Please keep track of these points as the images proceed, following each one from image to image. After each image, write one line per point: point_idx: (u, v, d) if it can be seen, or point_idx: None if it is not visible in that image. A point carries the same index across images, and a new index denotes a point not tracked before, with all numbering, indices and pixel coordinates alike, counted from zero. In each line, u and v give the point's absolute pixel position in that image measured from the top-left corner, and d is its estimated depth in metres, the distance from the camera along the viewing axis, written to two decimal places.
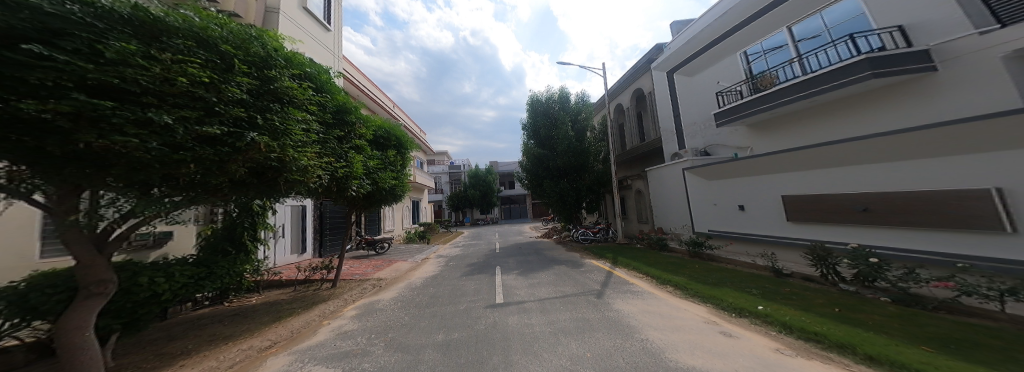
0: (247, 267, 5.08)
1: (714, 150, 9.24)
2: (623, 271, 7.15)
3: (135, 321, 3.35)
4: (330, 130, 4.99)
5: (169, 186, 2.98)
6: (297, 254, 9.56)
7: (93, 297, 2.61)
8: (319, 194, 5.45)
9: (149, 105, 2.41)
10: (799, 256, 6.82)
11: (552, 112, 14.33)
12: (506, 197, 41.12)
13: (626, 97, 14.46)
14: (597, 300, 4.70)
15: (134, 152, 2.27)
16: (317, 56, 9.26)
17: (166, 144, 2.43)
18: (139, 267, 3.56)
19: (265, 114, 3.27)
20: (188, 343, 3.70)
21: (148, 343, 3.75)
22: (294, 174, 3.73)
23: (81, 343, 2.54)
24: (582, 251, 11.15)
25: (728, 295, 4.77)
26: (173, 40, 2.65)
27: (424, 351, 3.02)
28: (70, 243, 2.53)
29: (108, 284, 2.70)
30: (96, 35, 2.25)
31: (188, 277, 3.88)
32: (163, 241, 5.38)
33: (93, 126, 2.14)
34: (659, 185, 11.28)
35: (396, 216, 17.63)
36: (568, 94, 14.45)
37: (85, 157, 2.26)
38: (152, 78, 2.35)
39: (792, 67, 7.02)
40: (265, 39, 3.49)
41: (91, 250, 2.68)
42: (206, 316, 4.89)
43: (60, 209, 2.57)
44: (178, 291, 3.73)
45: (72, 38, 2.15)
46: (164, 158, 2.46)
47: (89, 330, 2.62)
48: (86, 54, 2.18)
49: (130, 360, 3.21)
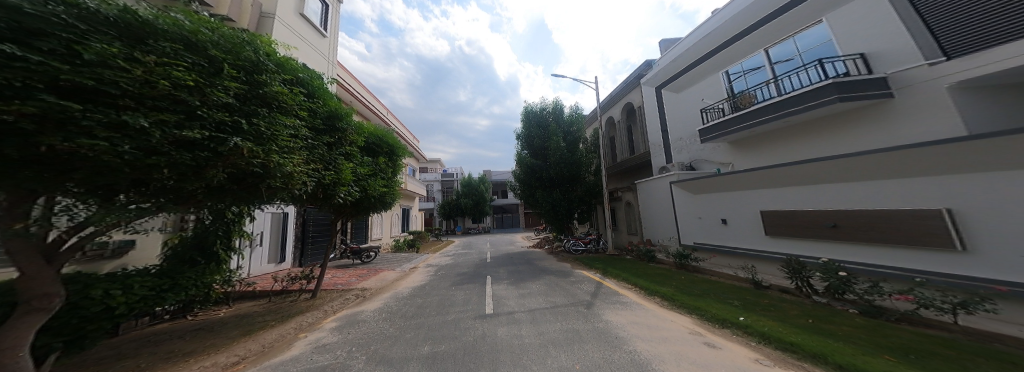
0: (217, 277, 4.85)
1: (699, 165, 9.47)
2: (612, 282, 7.16)
3: (81, 337, 3.10)
4: (319, 136, 4.86)
5: (136, 192, 2.85)
6: (275, 263, 9.22)
7: (33, 312, 2.42)
8: (303, 201, 5.30)
9: (126, 107, 2.32)
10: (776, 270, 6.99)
11: (544, 122, 14.50)
12: (498, 206, 41.04)
13: (617, 111, 14.76)
14: (585, 310, 4.67)
15: (102, 156, 2.16)
16: (312, 62, 9.19)
17: (142, 148, 2.35)
18: (92, 279, 3.36)
19: (251, 118, 3.18)
20: (142, 361, 3.45)
21: (98, 360, 3.50)
22: (277, 180, 3.59)
23: (14, 365, 2.32)
24: (571, 261, 11.11)
25: (712, 306, 4.85)
26: (160, 42, 2.59)
27: (407, 364, 2.92)
28: (14, 254, 2.37)
29: (54, 298, 2.52)
30: (77, 36, 2.19)
31: (147, 289, 3.70)
32: (122, 252, 5.10)
33: (60, 128, 2.04)
34: (647, 198, 11.43)
35: (385, 224, 17.25)
36: (560, 106, 14.68)
37: (45, 161, 2.13)
38: (132, 80, 2.28)
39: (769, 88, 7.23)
40: (258, 44, 3.45)
41: (39, 262, 2.52)
42: (164, 331, 4.59)
43: (8, 216, 2.41)
44: (135, 304, 3.54)
45: (48, 38, 2.09)
46: (136, 163, 2.35)
47: (25, 350, 2.42)
48: (63, 54, 2.12)
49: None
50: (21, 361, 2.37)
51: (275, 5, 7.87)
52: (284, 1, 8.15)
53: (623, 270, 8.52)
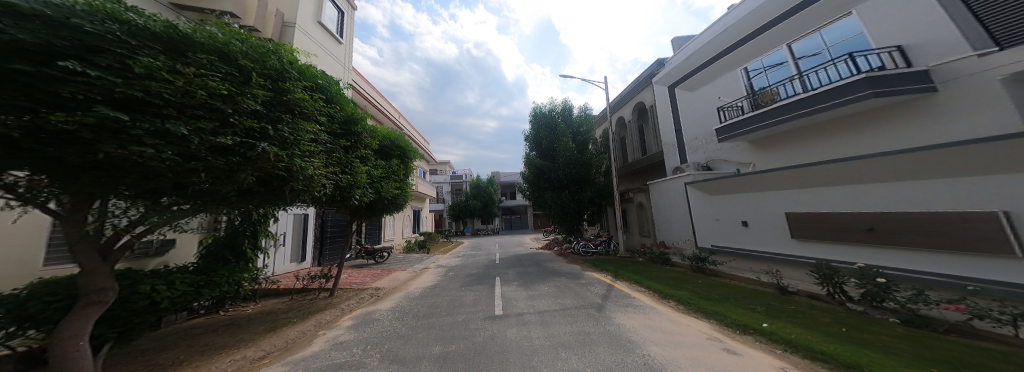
0: (246, 275, 5.05)
1: (716, 165, 9.23)
2: (625, 284, 7.03)
3: (130, 329, 3.29)
4: (336, 141, 4.98)
5: (178, 195, 2.96)
6: (296, 262, 9.52)
7: (90, 305, 2.61)
8: (322, 203, 5.44)
9: (169, 116, 2.46)
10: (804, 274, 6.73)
11: (554, 123, 14.44)
12: (506, 207, 41.06)
13: (627, 111, 14.53)
14: (596, 313, 4.61)
15: (149, 162, 2.29)
16: (330, 68, 9.48)
17: (181, 154, 2.47)
18: (140, 275, 3.61)
19: (277, 124, 3.30)
20: (180, 353, 3.64)
21: (140, 352, 3.69)
22: (299, 183, 3.69)
23: (75, 353, 2.49)
24: (581, 263, 10.98)
25: (733, 311, 4.67)
26: (197, 55, 2.76)
27: (419, 363, 2.96)
28: (77, 252, 2.59)
29: (108, 292, 2.72)
30: (128, 51, 2.38)
31: (187, 285, 3.89)
32: (164, 250, 5.41)
33: (114, 136, 2.17)
34: (660, 199, 11.20)
35: (397, 225, 17.53)
36: (570, 106, 14.59)
37: (103, 166, 2.27)
38: (174, 91, 2.43)
39: (794, 84, 7.05)
40: (282, 53, 3.60)
41: (96, 259, 2.73)
42: (200, 325, 4.84)
43: (72, 216, 2.62)
44: (176, 299, 3.74)
45: (106, 54, 2.27)
46: (178, 168, 2.48)
47: (84, 340, 2.58)
48: (118, 69, 2.28)
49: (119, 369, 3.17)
50: (81, 350, 2.53)
51: (296, 14, 8.15)
52: (304, 10, 8.43)
53: (636, 272, 8.36)
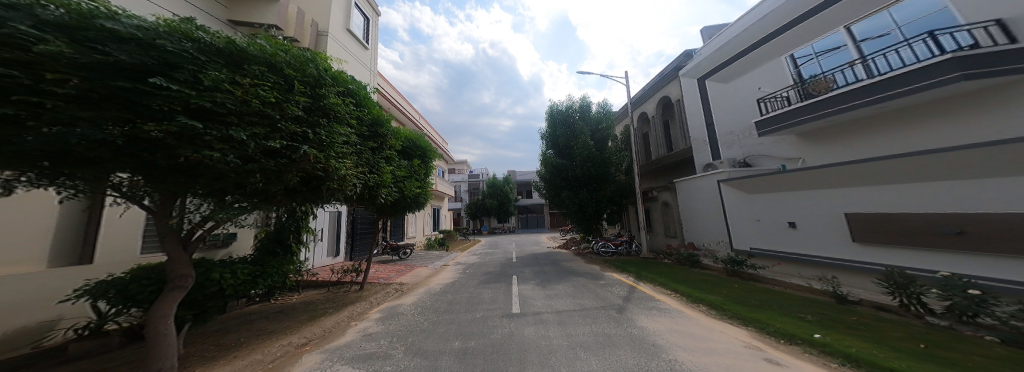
0: (292, 267, 5.44)
1: (757, 161, 8.71)
2: (648, 287, 6.77)
3: (204, 313, 3.84)
4: (365, 142, 5.17)
5: (239, 194, 3.28)
6: (332, 256, 10.07)
7: (176, 289, 2.93)
8: (352, 202, 5.71)
9: (231, 124, 2.69)
10: (869, 283, 6.11)
11: (571, 121, 14.20)
12: (522, 206, 41.03)
13: (650, 105, 13.97)
14: (617, 316, 4.47)
15: (217, 165, 2.54)
16: (358, 74, 9.93)
17: (240, 157, 2.70)
18: (211, 265, 4.10)
19: (315, 129, 3.46)
20: (240, 337, 4.06)
21: (210, 334, 4.18)
22: (334, 183, 3.82)
23: (161, 331, 2.85)
24: (600, 264, 10.76)
25: (779, 320, 4.31)
26: (252, 66, 3.00)
27: (441, 357, 3.04)
28: (165, 242, 2.90)
29: (189, 278, 3.03)
30: (198, 66, 2.63)
31: (246, 274, 4.28)
32: (228, 242, 5.98)
33: (190, 143, 2.45)
34: (689, 198, 10.72)
35: (418, 223, 18.05)
36: (587, 103, 14.30)
37: (183, 168, 2.57)
38: (235, 101, 2.64)
39: (854, 70, 6.44)
40: (319, 61, 3.79)
41: (179, 248, 3.04)
42: (255, 312, 5.29)
43: (160, 211, 2.91)
44: (238, 287, 4.14)
45: (182, 70, 2.53)
46: (238, 169, 2.71)
47: (170, 320, 2.93)
48: (192, 83, 2.54)
49: (199, 348, 3.68)
50: (170, 328, 2.95)
51: (328, 23, 8.57)
52: (334, 18, 8.82)
53: (661, 274, 8.06)
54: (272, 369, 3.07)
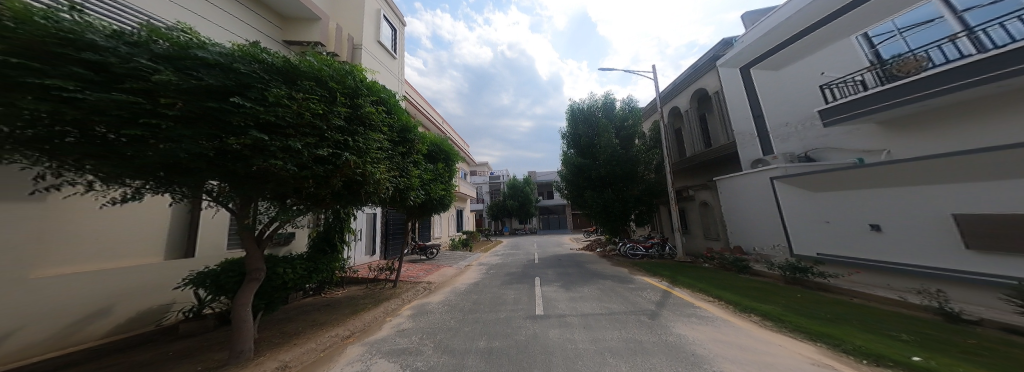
0: (338, 265, 5.84)
1: (822, 155, 7.81)
2: (686, 292, 6.39)
3: (272, 302, 4.32)
4: (396, 148, 5.41)
5: (298, 198, 3.56)
6: (369, 255, 10.71)
7: (251, 281, 3.37)
8: (384, 205, 6.03)
9: (290, 135, 3.02)
10: (995, 300, 4.89)
11: (593, 119, 13.80)
12: (544, 207, 40.57)
13: (683, 99, 13.13)
14: (649, 321, 4.25)
15: (281, 172, 2.87)
16: (389, 83, 10.51)
17: (296, 164, 2.98)
18: (278, 260, 4.61)
19: (354, 136, 3.65)
20: (298, 326, 4.46)
21: (276, 321, 4.67)
22: (371, 187, 3.98)
23: (242, 317, 3.28)
24: (629, 266, 10.31)
25: (856, 337, 3.76)
26: (304, 82, 3.31)
27: (467, 356, 3.09)
28: (244, 240, 3.40)
29: (261, 271, 3.46)
30: (263, 85, 3.00)
31: (303, 269, 4.75)
32: (289, 241, 6.63)
33: (260, 152, 2.80)
34: (733, 196, 9.93)
35: (444, 224, 18.55)
36: (611, 100, 13.85)
37: (255, 175, 2.95)
38: (290, 114, 2.94)
39: (958, 44, 5.54)
40: (357, 72, 4.01)
41: (255, 245, 3.50)
42: (308, 304, 5.81)
43: (240, 213, 3.37)
44: (297, 280, 4.58)
45: (253, 89, 2.92)
46: (295, 175, 3.01)
47: (247, 307, 3.35)
48: (261, 100, 2.91)
49: (268, 333, 4.15)
50: (246, 317, 3.32)
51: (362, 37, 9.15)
52: (367, 32, 9.45)
53: (700, 279, 7.53)
54: (322, 358, 3.34)
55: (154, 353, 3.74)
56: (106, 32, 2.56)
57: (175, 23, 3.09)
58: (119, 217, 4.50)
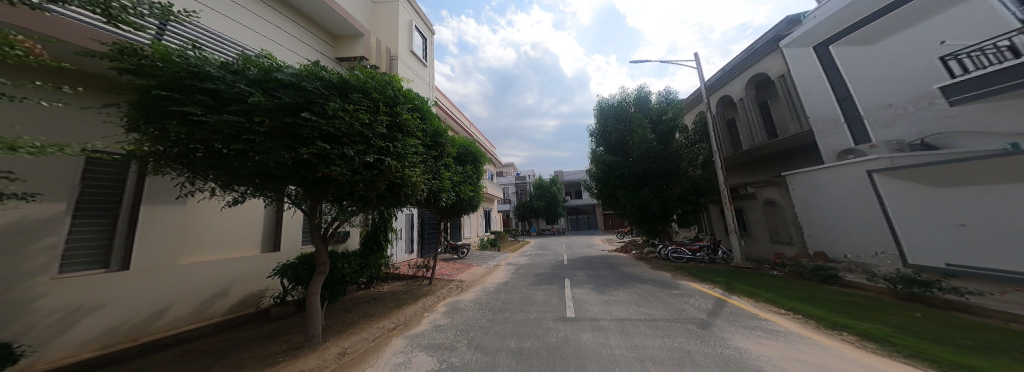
0: (384, 262, 6.35)
1: (947, 142, 6.01)
2: (746, 301, 5.73)
3: (334, 293, 4.85)
4: (428, 151, 5.65)
5: (352, 200, 3.94)
6: (407, 253, 11.41)
7: (318, 274, 3.81)
8: (420, 206, 6.38)
9: (345, 143, 3.37)
10: None
11: (626, 114, 13.02)
12: (573, 207, 39.01)
13: (737, 87, 11.67)
14: (700, 331, 3.88)
15: (339, 177, 3.23)
16: (421, 90, 11.17)
17: (350, 169, 3.32)
18: (339, 257, 5.13)
19: (394, 142, 3.89)
20: (351, 317, 4.93)
21: (336, 311, 5.23)
22: (411, 190, 4.20)
23: (312, 305, 3.73)
24: (674, 270, 9.46)
25: (1008, 370, 2.88)
26: (354, 95, 3.65)
27: (498, 354, 3.15)
28: (314, 237, 3.87)
29: (325, 266, 3.89)
30: (322, 100, 3.39)
31: (354, 265, 5.25)
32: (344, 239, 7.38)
33: (323, 160, 3.18)
34: (812, 193, 8.55)
35: (473, 224, 18.95)
36: (644, 93, 12.96)
37: (320, 181, 3.35)
38: (344, 125, 3.30)
39: None
40: (395, 82, 4.24)
41: (322, 242, 3.96)
42: (361, 296, 6.44)
43: (309, 214, 3.87)
44: (348, 275, 5.06)
45: (317, 104, 3.32)
46: (350, 179, 3.34)
47: (317, 297, 3.80)
48: (322, 113, 3.30)
49: (332, 321, 4.68)
50: (316, 307, 3.76)
51: (397, 48, 9.83)
52: (401, 43, 10.10)
53: (765, 288, 6.59)
54: (371, 348, 3.65)
55: (252, 332, 4.48)
56: (216, 64, 3.17)
57: (260, 51, 3.66)
58: (227, 217, 5.49)
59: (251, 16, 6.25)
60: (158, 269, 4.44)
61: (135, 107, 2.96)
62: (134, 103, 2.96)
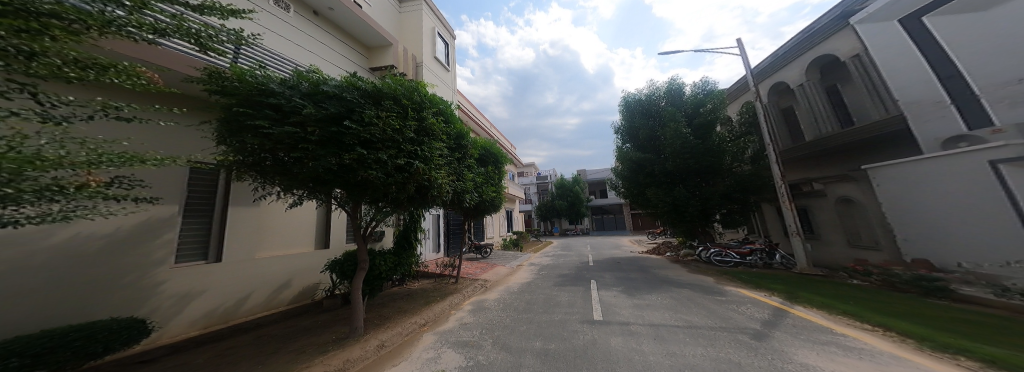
0: (414, 260, 6.66)
1: None
2: (811, 312, 5.03)
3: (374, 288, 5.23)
4: (452, 153, 5.78)
5: (387, 202, 4.22)
6: (434, 252, 11.81)
7: (360, 270, 4.14)
8: (446, 206, 6.58)
9: (380, 148, 3.63)
10: None
11: (656, 109, 12.18)
12: (597, 207, 37.17)
13: (795, 71, 10.12)
14: (755, 343, 3.48)
15: (375, 180, 3.48)
16: (445, 94, 11.61)
17: (384, 173, 3.57)
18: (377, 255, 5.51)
19: (422, 146, 4.08)
20: (387, 312, 5.26)
21: (375, 306, 5.61)
22: (438, 191, 4.38)
23: (354, 299, 4.05)
24: (721, 275, 8.55)
25: None
26: (387, 102, 3.89)
27: (524, 354, 3.14)
28: (356, 236, 4.22)
29: (365, 263, 4.21)
30: (360, 108, 3.67)
31: (388, 263, 5.59)
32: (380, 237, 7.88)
33: (361, 165, 3.46)
34: (896, 187, 7.06)
35: (496, 224, 19.05)
36: (675, 85, 12.06)
37: (359, 184, 3.64)
38: (378, 131, 3.54)
39: None
40: (422, 87, 4.41)
41: (364, 241, 4.31)
42: (394, 293, 6.83)
43: (351, 214, 4.22)
44: (383, 271, 5.41)
45: (356, 112, 3.61)
46: (384, 182, 3.59)
47: (358, 292, 4.12)
48: (360, 120, 3.58)
49: (371, 315, 5.05)
50: (359, 300, 4.10)
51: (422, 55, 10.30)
52: (425, 50, 10.55)
53: (838, 299, 5.65)
54: (404, 343, 3.84)
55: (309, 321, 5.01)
56: (278, 80, 3.59)
57: (310, 66, 4.06)
58: (290, 216, 6.19)
59: (299, 34, 6.92)
60: (241, 261, 5.20)
61: (221, 124, 3.52)
62: (220, 121, 3.53)
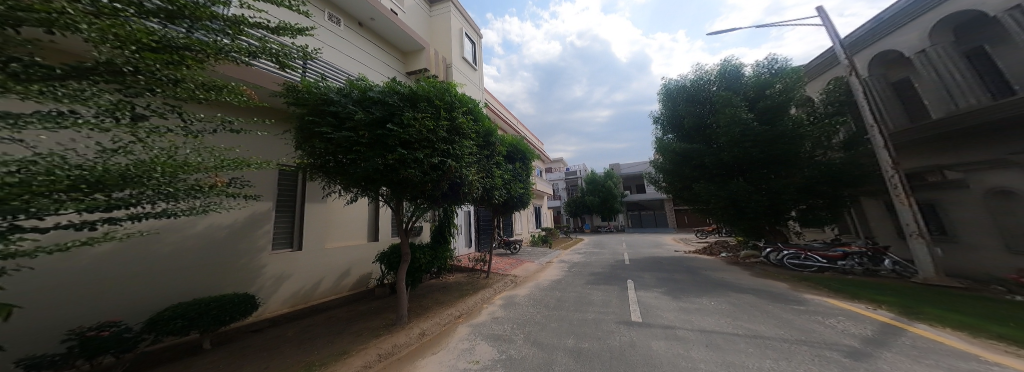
0: (449, 255, 6.94)
1: None
2: (934, 331, 3.94)
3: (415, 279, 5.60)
4: (481, 150, 5.81)
5: (423, 199, 4.49)
6: (466, 246, 12.15)
7: (403, 262, 4.47)
8: (477, 204, 6.69)
9: (418, 148, 3.85)
10: None
11: (705, 96, 10.95)
12: (634, 202, 34.64)
13: (911, 35, 7.91)
14: (848, 363, 2.86)
15: (414, 177, 3.73)
16: (474, 93, 11.89)
17: (421, 171, 3.81)
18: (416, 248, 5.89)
19: (454, 144, 4.20)
20: (427, 302, 5.57)
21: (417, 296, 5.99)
22: (468, 187, 4.53)
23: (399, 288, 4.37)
24: (798, 282, 7.21)
25: None
26: (423, 104, 4.08)
27: (556, 352, 3.04)
28: (399, 231, 4.56)
29: (407, 256, 4.51)
30: (399, 111, 3.91)
31: (425, 256, 5.96)
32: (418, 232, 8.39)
33: (402, 164, 3.72)
34: None
35: (524, 220, 18.94)
36: (728, 66, 10.57)
37: (401, 182, 3.93)
38: (415, 132, 3.76)
39: None
40: (452, 87, 4.51)
41: (406, 235, 4.63)
42: (431, 285, 7.24)
43: (396, 211, 4.56)
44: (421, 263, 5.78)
45: (398, 115, 3.87)
46: (422, 180, 3.83)
47: (403, 283, 4.43)
48: (400, 122, 3.82)
49: (413, 304, 5.42)
50: (403, 289, 4.41)
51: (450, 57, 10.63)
52: (454, 51, 10.89)
53: (978, 320, 4.31)
54: (439, 333, 4.01)
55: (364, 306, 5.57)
56: (338, 90, 4.02)
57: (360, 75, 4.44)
58: (350, 211, 6.92)
59: (347, 44, 7.60)
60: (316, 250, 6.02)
61: (297, 131, 4.09)
62: (296, 129, 4.11)
